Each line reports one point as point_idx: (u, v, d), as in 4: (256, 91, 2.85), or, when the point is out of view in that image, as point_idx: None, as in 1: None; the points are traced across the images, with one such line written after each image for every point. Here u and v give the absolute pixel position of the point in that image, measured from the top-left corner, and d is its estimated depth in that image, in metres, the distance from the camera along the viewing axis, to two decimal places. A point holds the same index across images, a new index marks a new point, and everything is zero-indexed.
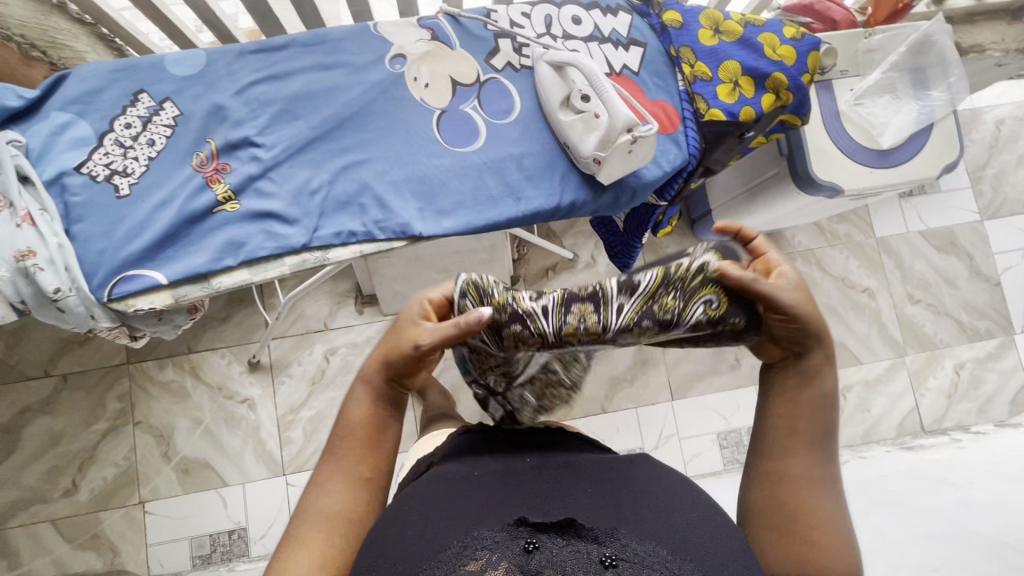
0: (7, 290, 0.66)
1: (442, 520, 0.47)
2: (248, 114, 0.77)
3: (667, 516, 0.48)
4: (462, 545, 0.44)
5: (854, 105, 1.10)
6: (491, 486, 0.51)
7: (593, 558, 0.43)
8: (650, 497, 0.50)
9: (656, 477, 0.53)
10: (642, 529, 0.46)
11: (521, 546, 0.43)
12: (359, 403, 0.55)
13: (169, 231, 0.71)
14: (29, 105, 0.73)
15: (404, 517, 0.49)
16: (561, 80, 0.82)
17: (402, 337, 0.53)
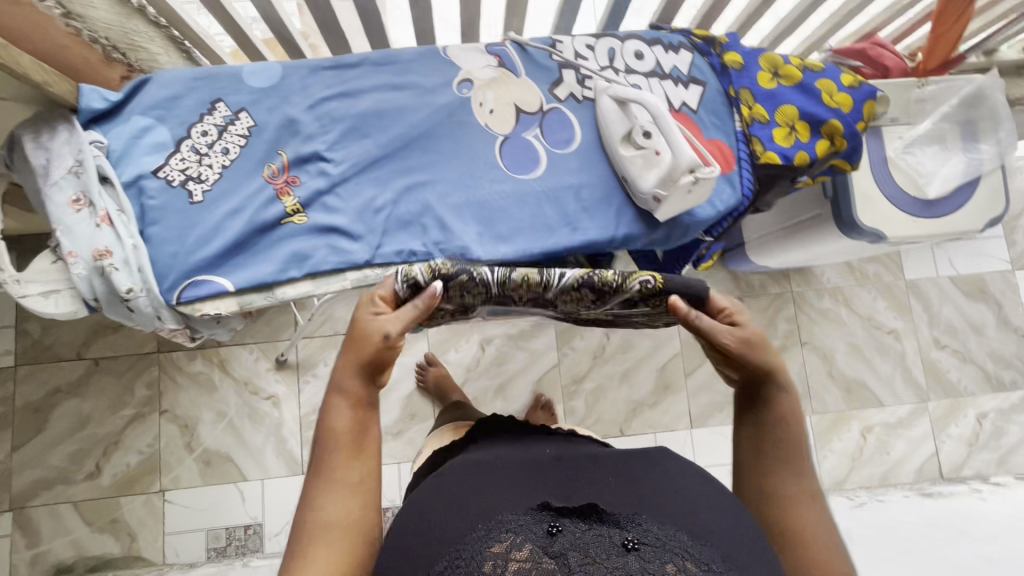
0: (82, 287, 0.68)
1: (469, 506, 0.50)
2: (319, 130, 0.79)
3: (689, 508, 0.50)
4: (489, 528, 0.47)
5: (903, 153, 1.11)
6: (512, 476, 0.54)
7: (615, 541, 0.46)
8: (671, 488, 0.52)
9: (674, 470, 0.55)
10: (663, 515, 0.49)
11: (544, 529, 0.47)
12: (340, 413, 0.55)
13: (239, 240, 0.73)
14: (112, 108, 0.75)
15: (427, 501, 0.52)
16: (623, 115, 0.83)
17: (366, 334, 0.56)
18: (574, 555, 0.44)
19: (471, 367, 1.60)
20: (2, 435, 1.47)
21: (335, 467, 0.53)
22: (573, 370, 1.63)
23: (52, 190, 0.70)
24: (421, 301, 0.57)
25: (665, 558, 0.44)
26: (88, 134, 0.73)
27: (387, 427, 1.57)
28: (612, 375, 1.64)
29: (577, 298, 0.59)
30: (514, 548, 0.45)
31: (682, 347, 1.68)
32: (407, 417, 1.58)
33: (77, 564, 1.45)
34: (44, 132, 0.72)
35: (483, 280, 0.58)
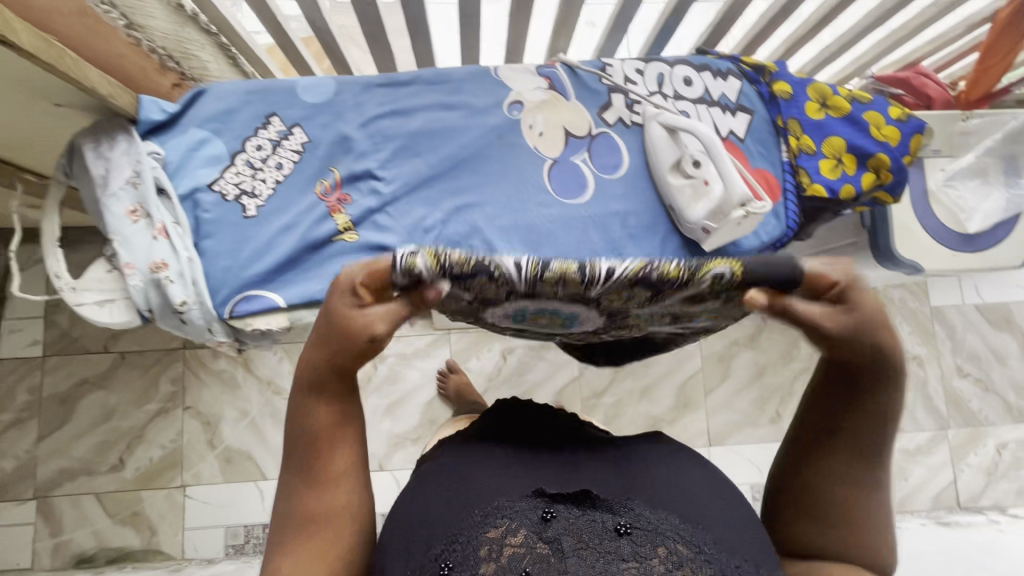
0: (138, 299, 0.69)
1: (466, 492, 0.49)
2: (371, 147, 0.80)
3: (687, 498, 0.50)
4: (484, 513, 0.46)
5: (944, 186, 1.11)
6: (509, 460, 0.53)
7: (608, 526, 0.45)
8: (667, 479, 0.52)
9: (671, 461, 0.55)
10: (656, 501, 0.49)
11: (538, 515, 0.46)
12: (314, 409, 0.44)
13: (291, 256, 0.74)
14: (170, 119, 0.75)
15: (428, 488, 0.51)
16: (673, 143, 0.83)
17: (348, 329, 0.42)
18: (568, 539, 0.44)
19: (491, 376, 1.61)
20: (28, 424, 1.49)
21: (321, 464, 0.44)
22: (593, 383, 1.64)
23: (110, 201, 0.71)
24: (426, 296, 0.43)
25: (657, 542, 0.44)
26: (147, 145, 0.73)
27: (407, 432, 1.58)
28: (631, 389, 1.64)
29: (629, 296, 0.46)
30: (507, 534, 0.44)
31: (703, 365, 1.68)
32: (426, 423, 1.59)
33: (98, 555, 1.47)
34: (103, 141, 0.72)
35: (508, 276, 0.44)
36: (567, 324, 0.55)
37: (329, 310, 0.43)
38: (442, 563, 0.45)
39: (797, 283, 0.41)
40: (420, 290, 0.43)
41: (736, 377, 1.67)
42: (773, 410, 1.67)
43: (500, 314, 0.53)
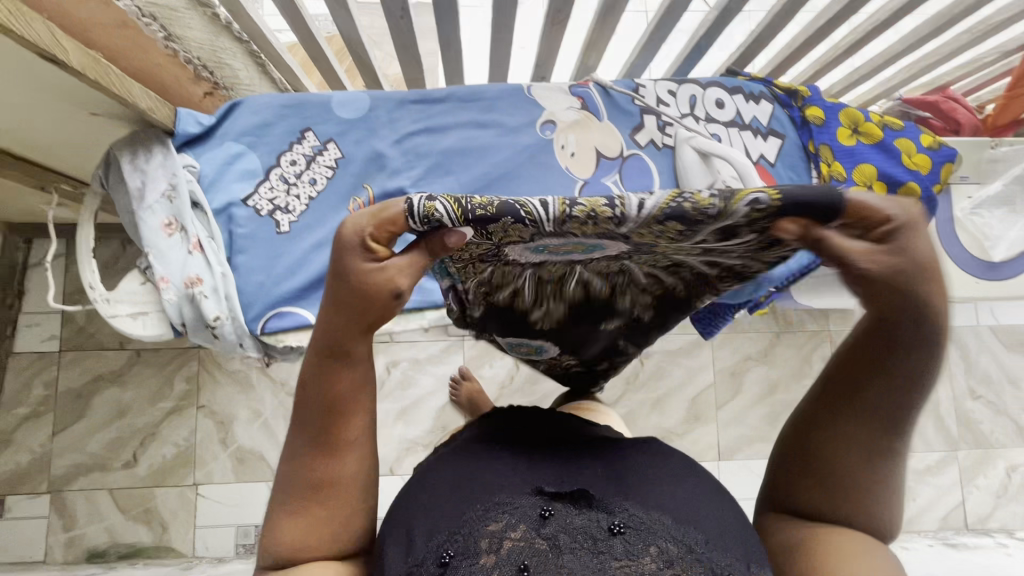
0: (172, 313, 0.69)
1: (468, 483, 0.47)
2: (406, 163, 0.81)
3: (683, 496, 0.47)
4: (485, 507, 0.44)
5: (970, 213, 1.10)
6: (507, 454, 0.51)
7: (601, 526, 0.43)
8: (659, 475, 0.49)
9: (662, 455, 0.52)
10: (651, 500, 0.45)
11: (538, 512, 0.44)
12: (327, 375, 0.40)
13: (324, 273, 0.74)
14: (206, 132, 0.75)
15: (427, 482, 0.49)
16: (705, 168, 0.83)
17: (369, 292, 0.38)
18: (565, 539, 0.42)
19: (504, 384, 1.61)
20: (44, 418, 1.50)
21: (341, 430, 0.41)
22: (605, 394, 1.64)
23: (145, 214, 0.71)
24: (446, 242, 0.40)
25: (649, 541, 0.42)
26: (182, 158, 0.73)
27: (418, 438, 1.58)
28: (643, 401, 1.65)
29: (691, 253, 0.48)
30: (507, 529, 0.42)
31: (715, 380, 1.68)
32: (438, 430, 1.59)
33: (110, 551, 1.48)
34: (140, 153, 0.72)
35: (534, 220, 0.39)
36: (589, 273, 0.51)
37: (337, 266, 0.38)
38: (442, 553, 0.42)
39: (841, 211, 0.36)
40: (436, 238, 0.40)
41: (748, 393, 1.68)
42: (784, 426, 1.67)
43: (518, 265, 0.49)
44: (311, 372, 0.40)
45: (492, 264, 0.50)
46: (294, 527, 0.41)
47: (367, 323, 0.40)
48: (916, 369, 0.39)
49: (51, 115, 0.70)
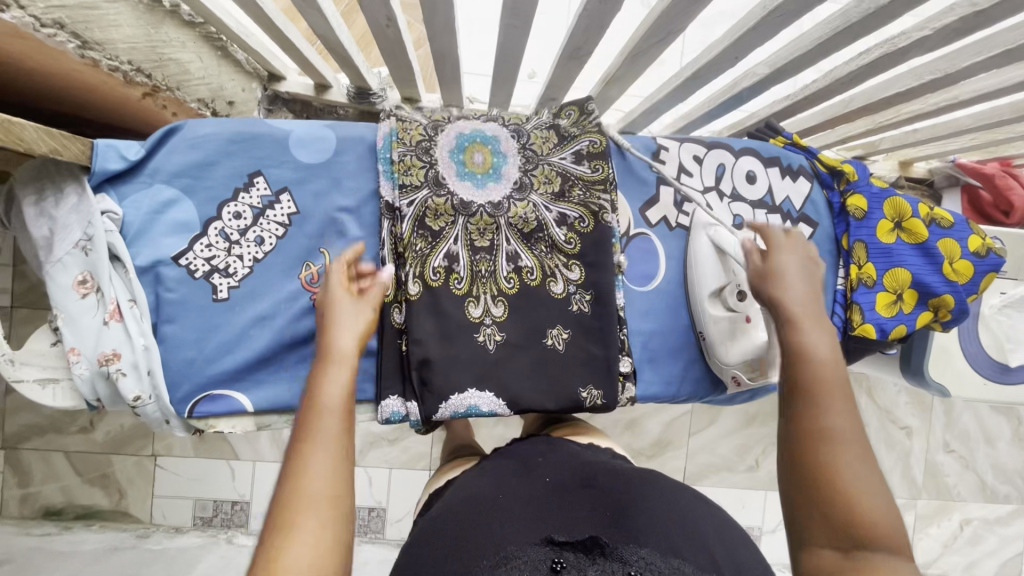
0: (84, 390, 0.60)
1: (472, 544, 0.50)
2: (368, 230, 0.69)
3: (693, 540, 0.50)
4: (494, 563, 0.46)
5: (998, 311, 1.00)
6: (517, 509, 0.54)
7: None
8: (669, 513, 0.52)
9: (664, 492, 0.56)
10: (665, 547, 0.48)
11: (547, 565, 0.45)
12: (335, 385, 0.52)
13: (265, 354, 0.65)
14: (132, 167, 0.62)
15: (434, 541, 0.52)
16: (719, 265, 0.72)
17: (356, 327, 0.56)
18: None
19: None
20: None
21: (318, 442, 0.48)
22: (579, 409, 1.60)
23: (54, 269, 0.59)
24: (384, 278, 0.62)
25: None
26: (100, 200, 0.61)
27: (384, 433, 1.55)
28: (616, 420, 1.62)
29: (544, 137, 0.72)
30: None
31: (692, 407, 1.64)
32: (406, 427, 1.56)
33: (67, 510, 1.48)
34: (48, 193, 0.60)
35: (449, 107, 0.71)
36: (494, 165, 0.70)
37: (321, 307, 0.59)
38: None
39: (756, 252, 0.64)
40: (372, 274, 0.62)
41: (723, 423, 1.65)
42: (753, 458, 1.66)
43: (446, 161, 0.69)
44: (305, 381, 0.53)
45: (427, 170, 0.68)
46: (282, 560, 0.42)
47: (332, 346, 0.54)
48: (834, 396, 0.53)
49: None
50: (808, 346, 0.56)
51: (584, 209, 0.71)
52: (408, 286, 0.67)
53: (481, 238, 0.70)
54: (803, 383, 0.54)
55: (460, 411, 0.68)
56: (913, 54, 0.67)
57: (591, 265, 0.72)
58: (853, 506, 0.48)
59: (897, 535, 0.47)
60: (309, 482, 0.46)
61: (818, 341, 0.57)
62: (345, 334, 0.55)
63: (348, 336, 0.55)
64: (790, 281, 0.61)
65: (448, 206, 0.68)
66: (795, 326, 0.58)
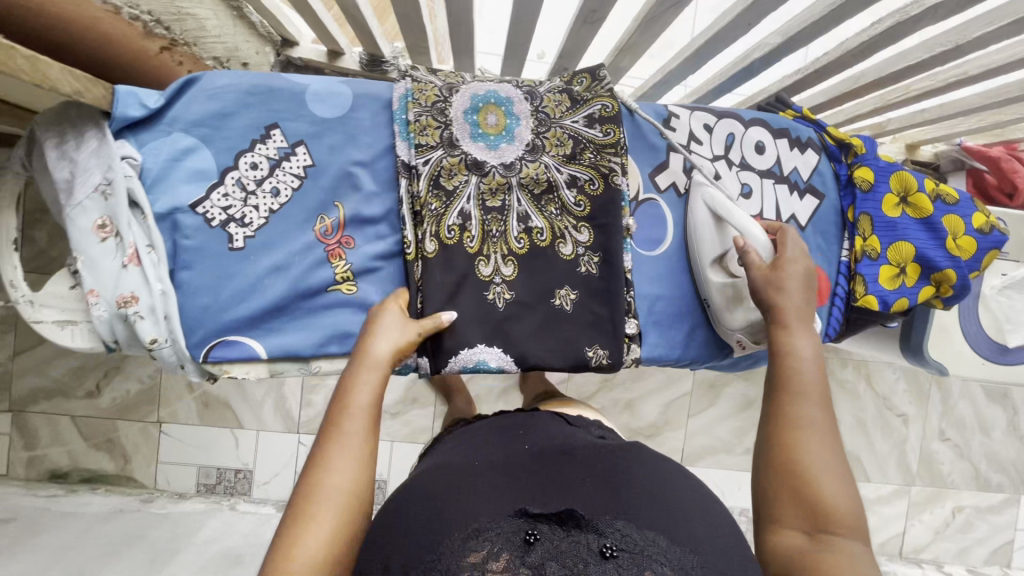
0: (102, 331, 0.62)
1: (444, 512, 0.49)
2: (382, 186, 0.70)
3: (672, 513, 0.50)
4: (464, 537, 0.46)
5: (998, 292, 1.02)
6: (491, 481, 0.54)
7: (592, 548, 0.44)
8: (650, 487, 0.53)
9: (647, 468, 0.56)
10: (642, 519, 0.48)
11: (522, 537, 0.45)
12: (366, 389, 0.59)
13: (278, 303, 0.66)
14: (152, 115, 0.63)
15: (408, 510, 0.52)
16: (717, 233, 0.73)
17: (400, 343, 0.63)
18: (552, 565, 0.42)
19: None
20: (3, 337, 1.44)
21: (340, 440, 0.56)
22: (579, 388, 1.61)
23: (75, 212, 0.61)
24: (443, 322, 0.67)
25: (643, 567, 0.43)
26: (120, 145, 0.61)
27: (386, 406, 1.57)
28: (616, 401, 1.63)
29: (557, 100, 0.73)
30: (489, 557, 0.43)
31: (692, 389, 1.66)
32: (408, 401, 1.58)
33: (72, 474, 1.50)
34: (70, 138, 0.61)
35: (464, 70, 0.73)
36: (508, 128, 0.71)
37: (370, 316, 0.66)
38: None
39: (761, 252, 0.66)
40: (434, 313, 0.67)
41: (721, 406, 1.67)
42: (750, 441, 1.68)
43: (461, 121, 0.69)
44: (340, 378, 0.61)
45: (441, 130, 0.69)
46: (300, 540, 0.50)
47: (370, 350, 0.62)
48: (809, 399, 0.56)
49: None
50: (792, 350, 0.59)
51: (594, 171, 0.72)
52: (425, 244, 0.68)
53: (493, 198, 0.71)
54: (783, 381, 0.58)
55: (469, 365, 0.70)
56: (925, 22, 0.68)
57: (600, 228, 0.73)
58: (815, 494, 0.50)
59: (859, 522, 0.49)
60: (332, 477, 0.54)
61: (804, 347, 0.60)
62: (383, 342, 0.62)
63: (384, 344, 0.62)
64: (790, 292, 0.63)
65: (462, 165, 0.69)
66: (783, 330, 0.61)
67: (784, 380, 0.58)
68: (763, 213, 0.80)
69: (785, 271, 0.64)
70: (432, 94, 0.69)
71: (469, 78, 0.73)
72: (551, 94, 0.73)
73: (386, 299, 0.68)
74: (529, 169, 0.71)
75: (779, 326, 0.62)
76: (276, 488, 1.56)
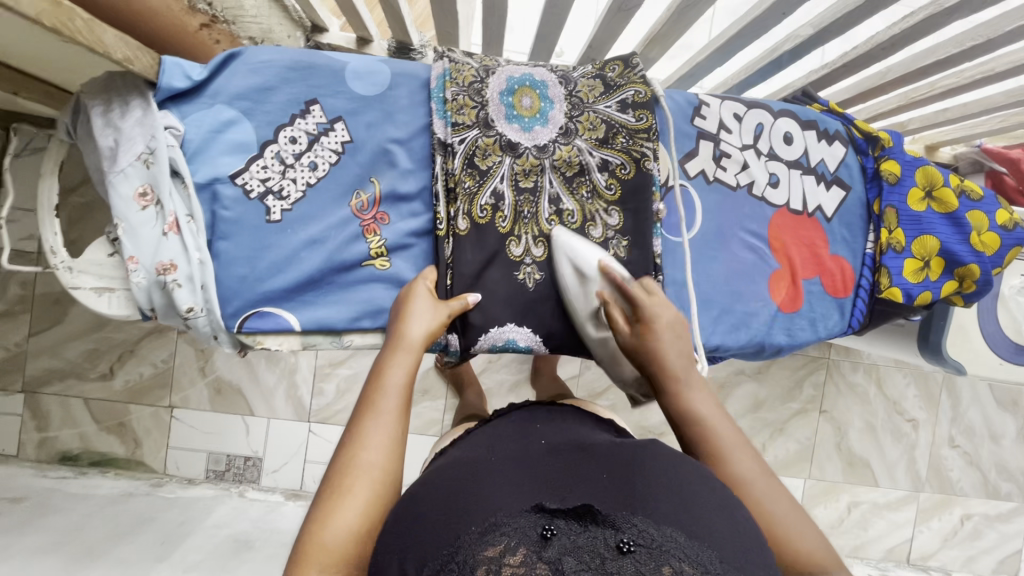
0: (140, 298, 0.63)
1: (461, 504, 0.47)
2: (418, 163, 0.71)
3: (685, 506, 0.46)
4: (482, 530, 0.43)
5: (1016, 292, 1.02)
6: (506, 474, 0.51)
7: (608, 543, 0.41)
8: (670, 480, 0.49)
9: (662, 459, 0.52)
10: (659, 514, 0.44)
11: (538, 532, 0.41)
12: (399, 370, 0.58)
13: (313, 276, 0.67)
14: (195, 87, 0.64)
15: (422, 506, 0.49)
16: (583, 291, 0.70)
17: (432, 329, 0.63)
18: (570, 561, 0.39)
19: (491, 358, 1.58)
20: (20, 317, 1.44)
21: (374, 417, 0.55)
22: (590, 385, 1.61)
23: (117, 178, 0.61)
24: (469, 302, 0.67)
25: (661, 560, 0.40)
26: (164, 116, 0.62)
27: None
28: (626, 398, 1.62)
29: (590, 85, 0.74)
30: (506, 552, 0.40)
31: None
32: (419, 393, 1.58)
33: (82, 457, 1.50)
34: (115, 105, 0.62)
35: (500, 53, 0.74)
36: (541, 111, 0.72)
37: (396, 305, 0.66)
38: None
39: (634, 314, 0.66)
40: (460, 294, 0.68)
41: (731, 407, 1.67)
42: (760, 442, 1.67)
43: (496, 103, 0.70)
44: (374, 361, 0.60)
45: (478, 110, 0.70)
46: (333, 516, 0.49)
47: (404, 334, 0.61)
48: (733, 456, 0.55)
49: None
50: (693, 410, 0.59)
51: (626, 155, 0.73)
52: (458, 222, 0.69)
53: (526, 179, 0.71)
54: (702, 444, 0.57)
55: (498, 343, 0.71)
56: (957, 15, 0.70)
57: (629, 212, 0.74)
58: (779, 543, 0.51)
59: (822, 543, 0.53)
60: (366, 453, 0.53)
61: (701, 402, 0.60)
62: (417, 325, 0.62)
63: (418, 328, 0.62)
64: (665, 352, 0.63)
65: (497, 146, 0.70)
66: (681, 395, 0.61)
67: (707, 443, 0.57)
68: (789, 204, 0.81)
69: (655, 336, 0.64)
70: (469, 75, 0.70)
71: (504, 62, 0.74)
72: (584, 79, 0.74)
73: (416, 281, 0.68)
74: (563, 152, 0.72)
75: (674, 387, 0.61)
76: (286, 476, 1.56)
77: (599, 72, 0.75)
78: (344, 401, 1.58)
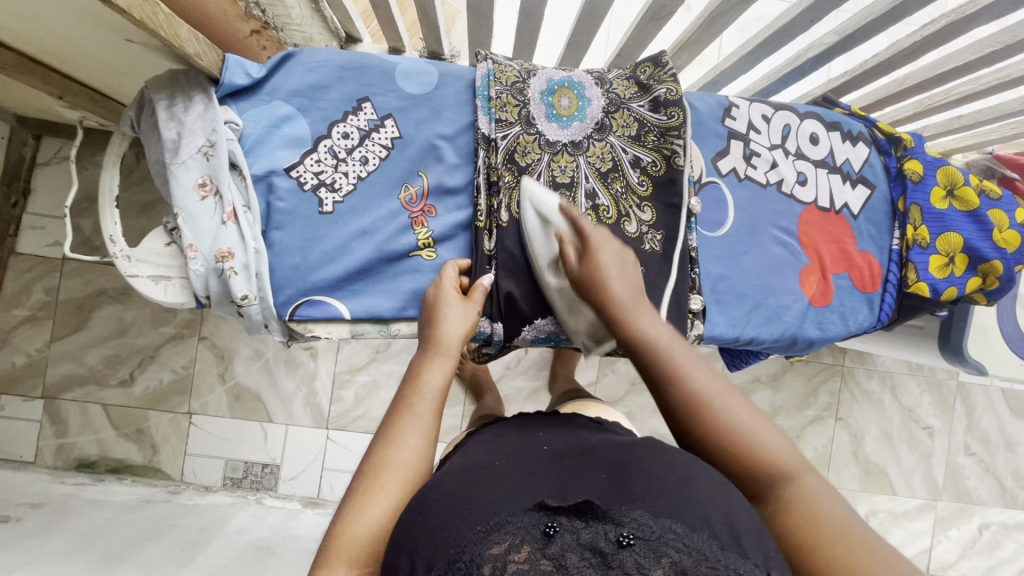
0: (198, 285, 0.64)
1: (468, 504, 0.43)
2: (463, 158, 0.73)
3: (689, 496, 0.42)
4: (486, 530, 0.39)
5: None
6: (502, 475, 0.46)
7: (609, 537, 0.37)
8: (676, 475, 0.44)
9: (666, 461, 0.46)
10: (660, 506, 0.40)
11: (540, 531, 0.38)
12: (437, 373, 0.58)
13: (363, 266, 0.69)
14: (254, 84, 0.67)
15: (427, 506, 0.45)
16: (544, 234, 0.68)
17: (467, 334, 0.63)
18: (574, 558, 0.36)
19: (509, 365, 1.59)
20: (42, 323, 1.45)
21: (411, 416, 0.54)
22: (607, 391, 1.61)
23: (178, 170, 0.63)
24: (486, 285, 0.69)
25: (661, 552, 0.36)
26: (224, 111, 0.64)
27: None
28: (644, 404, 1.62)
29: (625, 86, 0.78)
30: (506, 555, 0.37)
31: None
32: None
33: (99, 463, 1.49)
34: (179, 100, 0.64)
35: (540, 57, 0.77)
36: (580, 107, 0.75)
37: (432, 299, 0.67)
38: None
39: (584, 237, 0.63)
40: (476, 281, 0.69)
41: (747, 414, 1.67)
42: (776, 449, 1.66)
43: (538, 102, 0.73)
44: (410, 363, 0.60)
45: (520, 109, 0.73)
46: (365, 513, 0.48)
47: (440, 338, 0.61)
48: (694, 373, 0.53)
49: (81, 23, 0.61)
50: (644, 334, 0.56)
51: (657, 154, 0.76)
52: (499, 214, 0.71)
53: (564, 174, 0.74)
54: (654, 368, 0.54)
55: (541, 335, 0.75)
56: (979, 20, 0.74)
57: (663, 206, 0.76)
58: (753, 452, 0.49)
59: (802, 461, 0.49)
60: (399, 454, 0.52)
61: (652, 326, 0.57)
62: (453, 327, 0.62)
63: (454, 330, 0.62)
64: (612, 278, 0.60)
65: (537, 142, 0.73)
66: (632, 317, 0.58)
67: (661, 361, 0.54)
68: (817, 200, 0.84)
69: (602, 256, 0.61)
70: (511, 77, 0.74)
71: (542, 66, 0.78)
72: (620, 82, 0.78)
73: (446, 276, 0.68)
74: (600, 151, 0.75)
75: (621, 313, 0.58)
76: (302, 484, 1.55)
77: (631, 76, 0.78)
78: (363, 407, 1.58)
